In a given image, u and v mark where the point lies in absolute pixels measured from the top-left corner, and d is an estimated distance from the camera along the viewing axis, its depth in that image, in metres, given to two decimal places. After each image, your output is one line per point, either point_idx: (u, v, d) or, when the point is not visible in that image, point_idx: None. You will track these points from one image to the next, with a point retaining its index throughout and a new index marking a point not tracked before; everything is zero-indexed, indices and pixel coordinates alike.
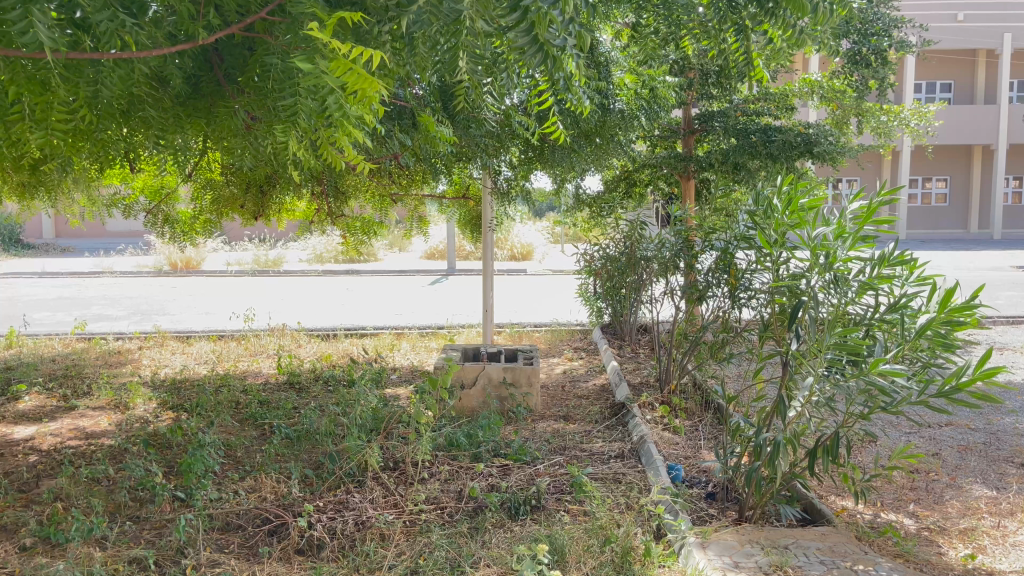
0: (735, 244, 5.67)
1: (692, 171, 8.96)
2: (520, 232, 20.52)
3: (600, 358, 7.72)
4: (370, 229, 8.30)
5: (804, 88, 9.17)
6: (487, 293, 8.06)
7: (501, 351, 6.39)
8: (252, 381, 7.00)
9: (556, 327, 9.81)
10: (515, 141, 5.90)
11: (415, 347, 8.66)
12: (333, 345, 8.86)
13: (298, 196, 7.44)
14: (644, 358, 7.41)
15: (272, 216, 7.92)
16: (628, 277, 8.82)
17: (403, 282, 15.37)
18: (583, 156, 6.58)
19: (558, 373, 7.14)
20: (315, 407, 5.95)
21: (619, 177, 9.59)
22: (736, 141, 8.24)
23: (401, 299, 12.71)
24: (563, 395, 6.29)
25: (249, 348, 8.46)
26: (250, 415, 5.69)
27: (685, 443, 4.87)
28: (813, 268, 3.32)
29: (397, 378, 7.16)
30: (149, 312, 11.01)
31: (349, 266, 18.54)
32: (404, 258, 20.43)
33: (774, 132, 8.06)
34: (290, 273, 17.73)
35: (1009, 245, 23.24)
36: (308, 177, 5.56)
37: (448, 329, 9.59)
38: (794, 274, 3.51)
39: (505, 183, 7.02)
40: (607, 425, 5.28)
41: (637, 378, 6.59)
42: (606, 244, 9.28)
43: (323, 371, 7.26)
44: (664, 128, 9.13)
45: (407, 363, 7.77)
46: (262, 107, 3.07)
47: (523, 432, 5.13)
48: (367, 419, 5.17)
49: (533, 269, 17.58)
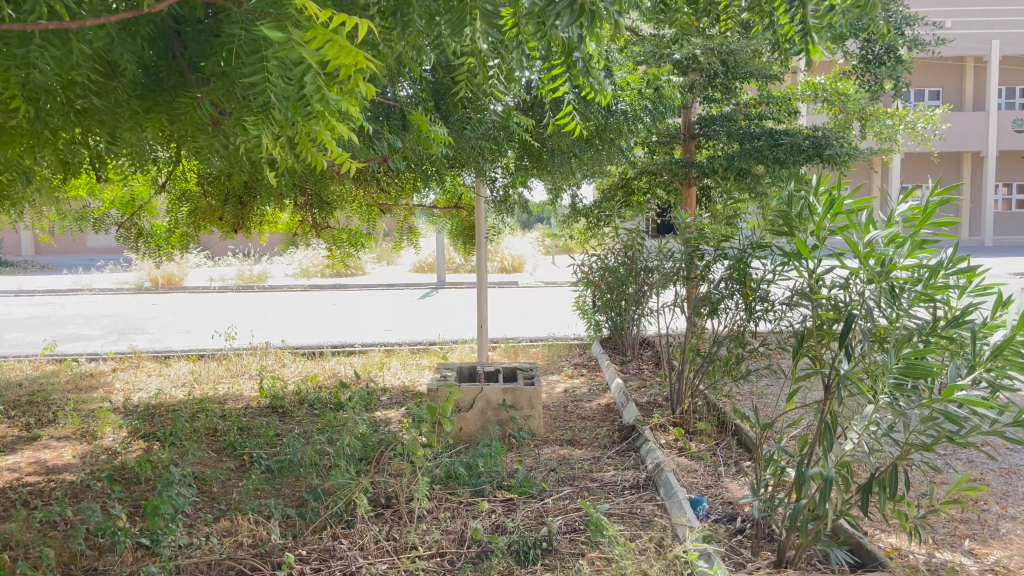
0: (748, 252, 5.31)
1: (693, 177, 8.60)
2: (510, 243, 20.12)
3: (602, 375, 7.31)
4: (357, 241, 7.88)
5: (807, 91, 8.84)
6: (482, 307, 7.63)
7: (499, 370, 5.98)
8: (232, 405, 6.54)
9: (553, 342, 9.40)
10: (513, 144, 5.53)
11: (406, 366, 8.22)
12: (319, 364, 8.42)
13: (281, 207, 7.02)
14: (649, 374, 7.01)
15: (253, 229, 7.48)
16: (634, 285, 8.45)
17: (392, 296, 14.93)
18: (583, 160, 6.20)
19: (559, 392, 6.73)
20: (300, 433, 5.51)
21: (617, 185, 9.23)
22: (741, 145, 7.89)
23: (390, 314, 12.27)
24: (566, 416, 5.88)
25: (230, 368, 8.01)
26: (228, 443, 5.24)
27: (705, 470, 4.46)
28: (863, 277, 2.90)
29: (387, 399, 6.72)
30: (126, 331, 10.51)
31: (336, 280, 18.07)
32: (392, 271, 19.99)
33: (781, 136, 7.71)
34: (276, 288, 17.24)
35: (1003, 252, 23.04)
36: (290, 183, 5.14)
37: (440, 345, 9.16)
38: (838, 284, 3.07)
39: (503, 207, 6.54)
40: (617, 450, 4.87)
41: (644, 396, 6.18)
42: (605, 254, 8.88)
43: (309, 393, 6.82)
44: (663, 133, 8.77)
45: (398, 383, 7.34)
46: (231, 98, 2.65)
47: (527, 460, 4.71)
48: (356, 448, 4.74)
49: (525, 281, 17.18)
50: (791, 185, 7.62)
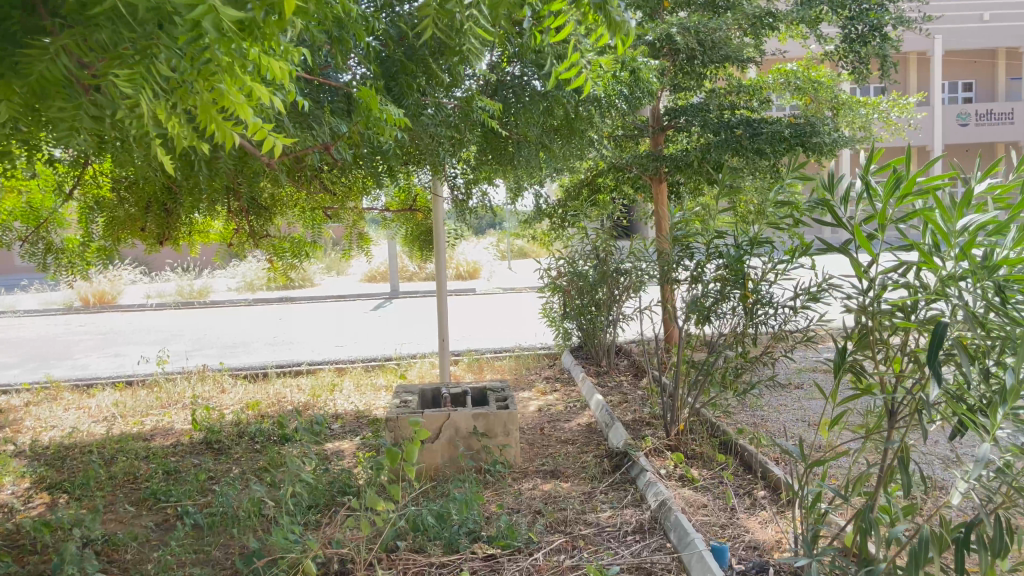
0: (744, 250, 4.69)
1: (665, 172, 8.01)
2: (464, 249, 19.42)
3: (577, 389, 6.66)
4: (301, 251, 7.10)
5: (779, 78, 8.32)
6: (442, 320, 6.93)
7: (467, 392, 5.28)
8: (160, 442, 5.71)
9: (519, 353, 8.72)
10: (476, 133, 4.86)
11: (360, 387, 7.46)
12: (262, 388, 7.60)
13: (211, 213, 6.21)
14: (630, 389, 6.37)
15: (182, 241, 6.68)
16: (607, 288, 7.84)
17: (342, 308, 14.09)
18: (553, 151, 5.55)
19: (532, 411, 6.04)
20: (237, 476, 4.74)
21: (581, 182, 8.62)
22: (716, 136, 7.34)
23: (342, 328, 11.45)
24: (543, 441, 5.20)
25: (160, 397, 7.14)
26: (150, 494, 4.45)
27: (715, 503, 3.83)
28: (957, 276, 2.29)
29: (340, 427, 5.96)
30: (47, 358, 9.50)
31: (282, 294, 17.12)
32: (342, 281, 19.12)
33: (759, 125, 7.17)
34: (218, 303, 16.24)
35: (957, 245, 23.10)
36: (216, 183, 4.36)
37: (397, 361, 8.41)
38: (916, 285, 2.47)
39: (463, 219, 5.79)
40: (610, 482, 4.22)
41: (629, 415, 5.54)
42: (573, 256, 8.25)
43: (249, 424, 6.02)
44: (630, 126, 8.18)
45: (351, 407, 6.57)
46: (97, 52, 1.89)
47: (507, 500, 4.02)
48: (303, 495, 4.00)
49: (482, 288, 16.51)
50: (772, 177, 7.08)
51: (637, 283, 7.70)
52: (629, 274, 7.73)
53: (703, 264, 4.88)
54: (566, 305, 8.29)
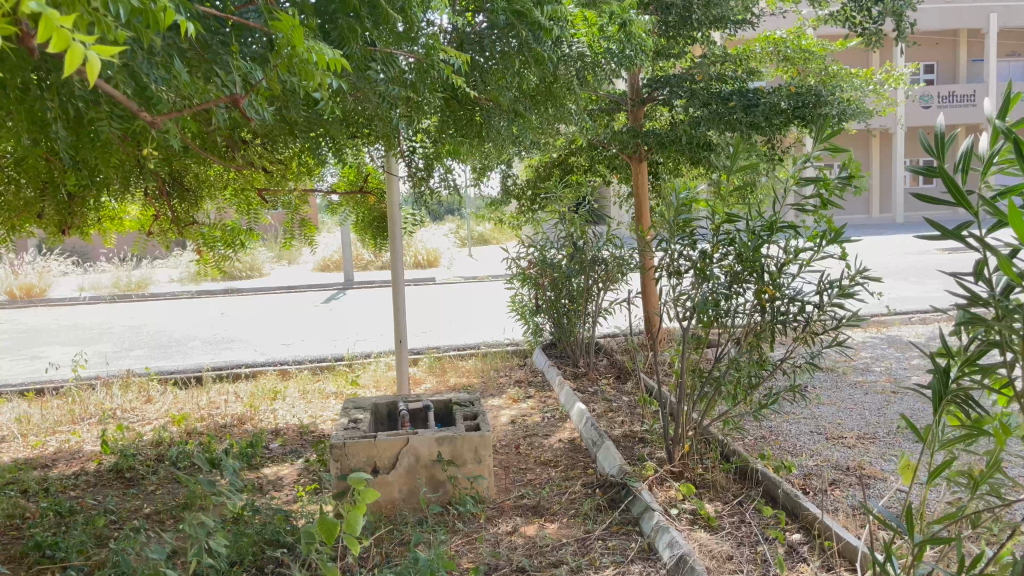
0: (761, 237, 3.93)
1: (645, 151, 7.24)
2: (421, 237, 18.53)
3: (554, 396, 5.86)
4: (235, 240, 6.18)
5: (768, 47, 7.57)
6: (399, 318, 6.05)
7: (429, 408, 4.44)
8: (61, 470, 4.78)
9: (486, 352, 7.88)
10: (438, 97, 4.03)
11: (306, 394, 6.55)
12: (193, 397, 6.66)
13: (124, 196, 5.26)
14: (614, 396, 5.59)
15: (90, 230, 5.69)
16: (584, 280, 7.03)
17: (292, 300, 13.11)
18: (529, 122, 4.73)
19: (504, 424, 5.23)
20: (147, 520, 3.86)
21: (552, 162, 7.88)
22: (707, 107, 6.57)
23: (292, 322, 10.51)
24: (521, 465, 4.40)
25: (72, 409, 6.17)
26: (33, 547, 3.56)
27: (742, 552, 3.08)
28: None
29: (279, 448, 5.07)
30: None
31: (229, 285, 16.06)
32: (292, 271, 18.07)
33: (754, 96, 6.43)
34: (157, 296, 15.11)
35: (921, 229, 22.89)
36: (108, 156, 3.44)
37: (349, 363, 7.53)
38: None
39: (423, 203, 4.91)
40: (608, 525, 3.43)
41: (619, 430, 4.76)
42: (544, 243, 7.43)
43: (171, 444, 5.11)
44: (607, 99, 7.37)
45: (294, 420, 5.70)
46: None
47: (483, 553, 3.22)
48: (223, 553, 3.15)
49: (442, 277, 15.64)
50: (769, 154, 6.34)
51: (618, 275, 6.91)
52: (608, 263, 6.94)
53: (710, 254, 4.10)
54: (537, 299, 7.46)
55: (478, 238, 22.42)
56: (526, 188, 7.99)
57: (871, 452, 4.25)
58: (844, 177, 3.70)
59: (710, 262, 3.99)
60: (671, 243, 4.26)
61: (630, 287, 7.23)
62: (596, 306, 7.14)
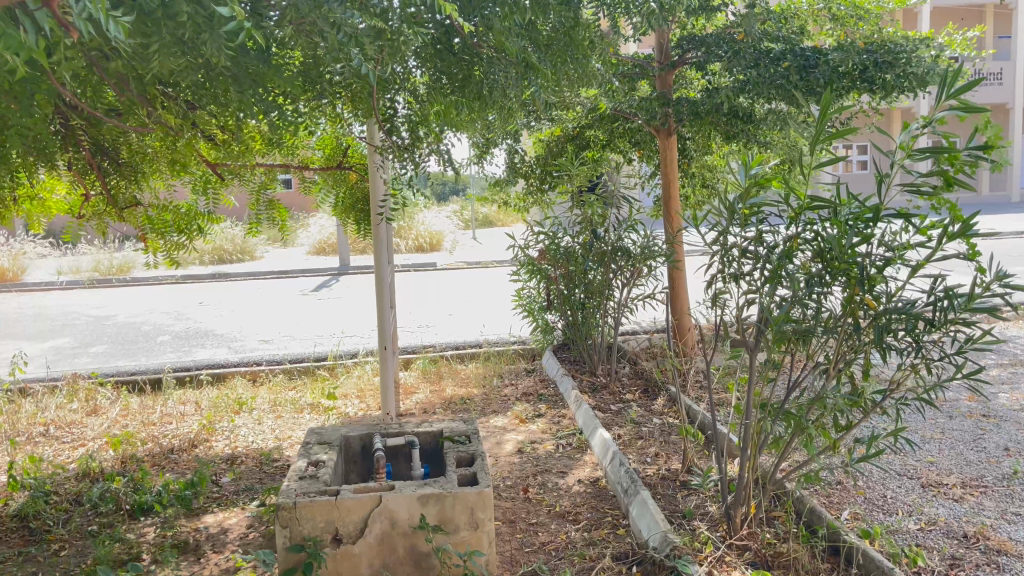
0: (858, 227, 2.89)
1: (674, 123, 6.20)
2: (421, 218, 17.55)
3: (569, 415, 4.88)
4: (190, 224, 5.17)
5: (813, 5, 6.27)
6: (382, 321, 5.02)
7: (413, 445, 3.46)
8: None
9: (488, 353, 6.90)
10: (420, 39, 3.01)
11: (276, 406, 5.58)
12: (147, 408, 5.70)
13: (40, 172, 4.24)
14: (643, 418, 4.61)
15: (8, 212, 4.69)
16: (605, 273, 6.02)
17: (281, 286, 12.15)
18: (544, 76, 3.70)
19: (510, 454, 4.26)
20: None
21: (566, 136, 6.84)
22: (751, 67, 5.32)
23: (275, 312, 9.53)
24: (532, 521, 3.43)
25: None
26: None
27: None
28: None
29: (230, 484, 4.11)
30: None
31: (217, 270, 15.11)
32: (285, 254, 17.10)
33: (812, 54, 5.22)
34: (140, 280, 14.14)
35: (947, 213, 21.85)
36: None
37: (331, 366, 6.55)
38: None
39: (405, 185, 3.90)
40: None
41: (654, 471, 3.78)
42: (556, 228, 6.42)
43: (98, 479, 4.15)
44: (629, 62, 6.29)
45: (257, 443, 4.74)
46: None
47: None
48: None
49: (443, 262, 14.65)
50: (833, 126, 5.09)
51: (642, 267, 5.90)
52: (632, 254, 5.92)
53: (782, 248, 3.06)
54: (548, 293, 6.46)
55: (482, 220, 21.42)
56: (535, 165, 6.95)
57: (988, 509, 3.26)
58: (980, 148, 2.67)
59: (787, 262, 2.96)
60: (728, 235, 3.22)
61: (655, 281, 6.22)
62: (617, 303, 6.14)
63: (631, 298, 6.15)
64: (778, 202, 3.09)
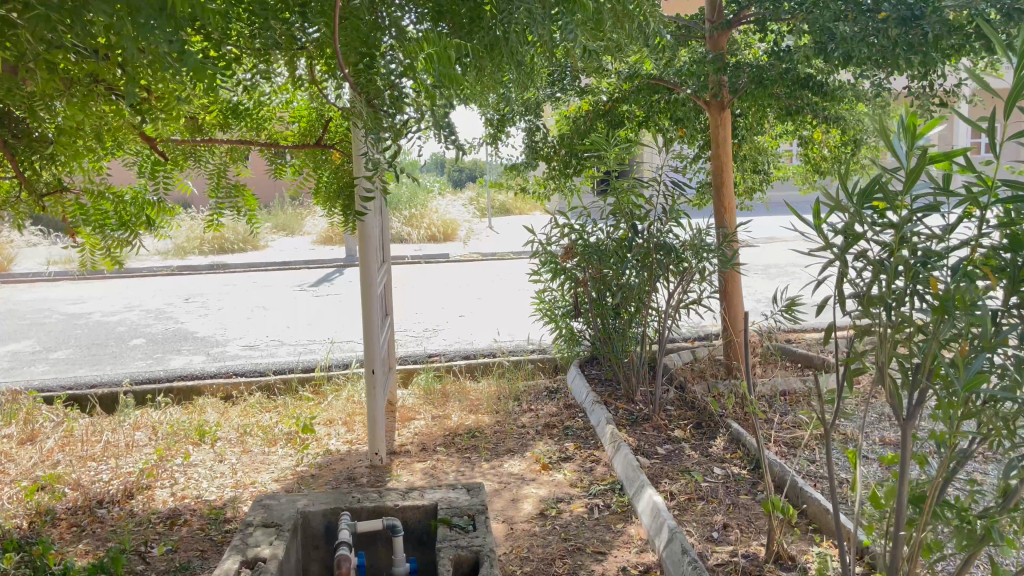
0: None
1: (729, 88, 5.08)
2: (435, 206, 16.62)
3: (604, 459, 3.87)
4: (134, 215, 4.18)
5: None
6: (368, 339, 3.96)
7: (395, 529, 2.47)
8: None
9: (502, 367, 5.90)
10: None
11: (246, 436, 4.61)
12: (92, 437, 4.74)
13: None
14: (700, 470, 3.60)
15: None
16: (647, 276, 4.90)
17: (280, 279, 11.21)
18: (584, 13, 2.66)
19: (529, 521, 3.26)
20: None
21: (597, 111, 5.79)
22: (839, 18, 4.25)
23: (267, 309, 8.57)
24: None
25: None
26: None
27: None
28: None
29: (164, 558, 3.14)
30: None
31: (217, 261, 14.20)
32: (290, 245, 16.18)
33: (915, 3, 4.16)
34: (134, 271, 13.25)
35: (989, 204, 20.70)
36: None
37: (318, 382, 5.57)
38: None
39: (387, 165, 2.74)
40: None
41: (727, 561, 2.77)
42: (584, 221, 5.35)
43: None
44: (674, 21, 5.24)
45: (212, 491, 3.77)
46: None
47: None
48: None
49: (457, 253, 13.70)
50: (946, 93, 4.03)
51: (694, 269, 4.80)
52: (679, 250, 4.81)
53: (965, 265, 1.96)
54: (575, 298, 5.36)
55: (498, 207, 20.45)
56: (558, 145, 5.88)
57: None
58: None
59: (970, 285, 1.89)
60: (857, 238, 2.17)
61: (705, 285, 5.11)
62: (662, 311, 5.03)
63: (677, 305, 5.04)
64: (941, 189, 1.99)
